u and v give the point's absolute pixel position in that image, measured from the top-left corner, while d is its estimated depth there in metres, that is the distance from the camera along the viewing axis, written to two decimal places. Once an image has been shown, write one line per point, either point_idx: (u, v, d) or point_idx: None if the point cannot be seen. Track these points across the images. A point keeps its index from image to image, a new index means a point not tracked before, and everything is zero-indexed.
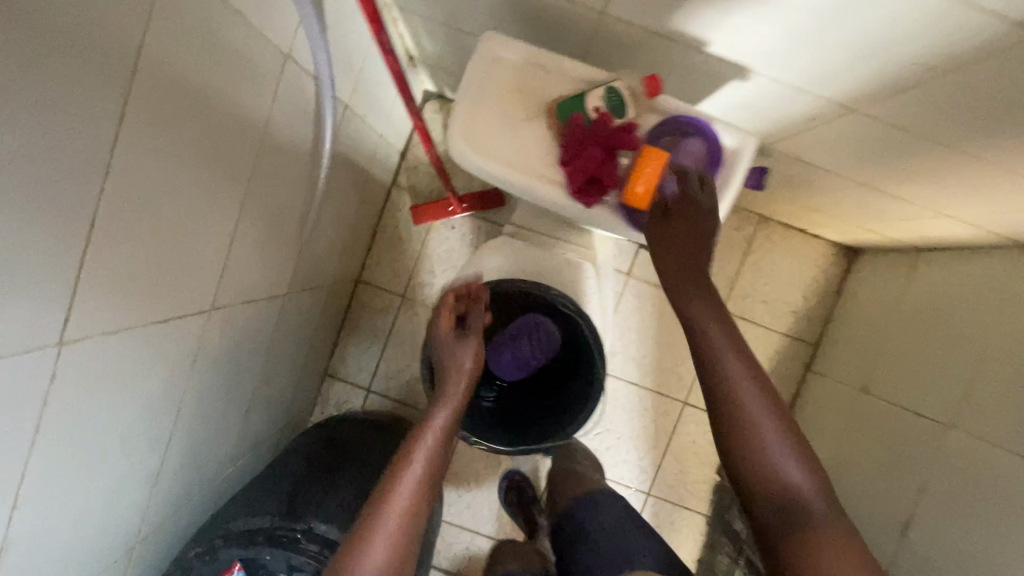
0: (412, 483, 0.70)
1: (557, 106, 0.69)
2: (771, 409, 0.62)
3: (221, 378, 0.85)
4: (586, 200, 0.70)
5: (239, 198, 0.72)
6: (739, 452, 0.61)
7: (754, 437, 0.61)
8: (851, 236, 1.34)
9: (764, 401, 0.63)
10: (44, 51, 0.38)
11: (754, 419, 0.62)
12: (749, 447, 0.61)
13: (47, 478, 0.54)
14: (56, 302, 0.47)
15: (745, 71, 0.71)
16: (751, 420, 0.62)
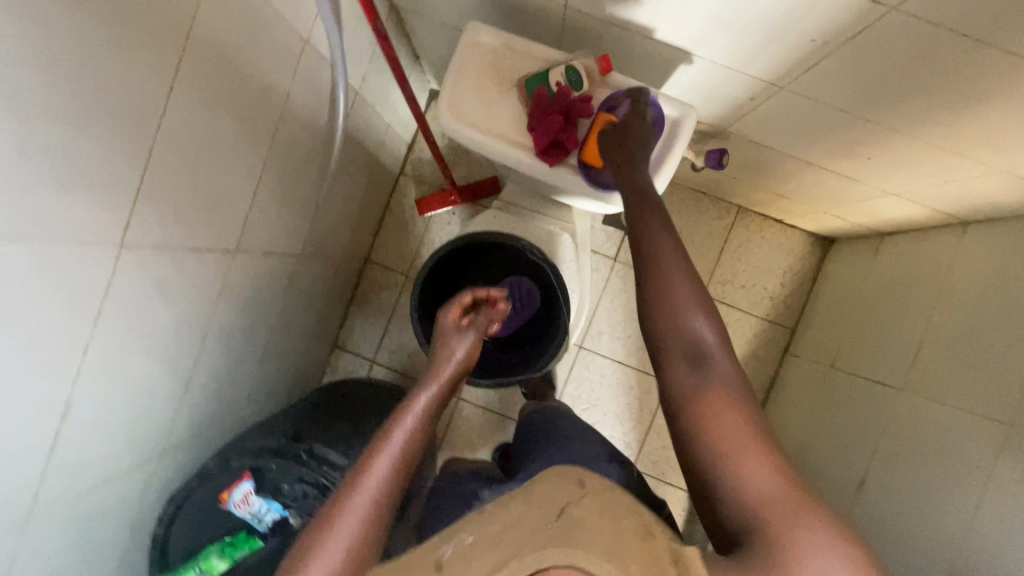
0: (396, 457, 0.65)
1: (525, 81, 0.82)
2: (684, 271, 0.66)
3: (241, 317, 0.99)
4: (550, 160, 0.83)
5: (262, 158, 0.86)
6: (654, 311, 0.66)
7: (670, 297, 0.66)
8: (822, 224, 1.44)
9: (681, 263, 0.67)
10: (125, 12, 0.53)
11: (671, 280, 0.66)
12: (664, 307, 0.66)
13: (103, 359, 0.69)
14: (122, 210, 0.62)
15: (687, 54, 0.84)
16: (668, 279, 0.66)
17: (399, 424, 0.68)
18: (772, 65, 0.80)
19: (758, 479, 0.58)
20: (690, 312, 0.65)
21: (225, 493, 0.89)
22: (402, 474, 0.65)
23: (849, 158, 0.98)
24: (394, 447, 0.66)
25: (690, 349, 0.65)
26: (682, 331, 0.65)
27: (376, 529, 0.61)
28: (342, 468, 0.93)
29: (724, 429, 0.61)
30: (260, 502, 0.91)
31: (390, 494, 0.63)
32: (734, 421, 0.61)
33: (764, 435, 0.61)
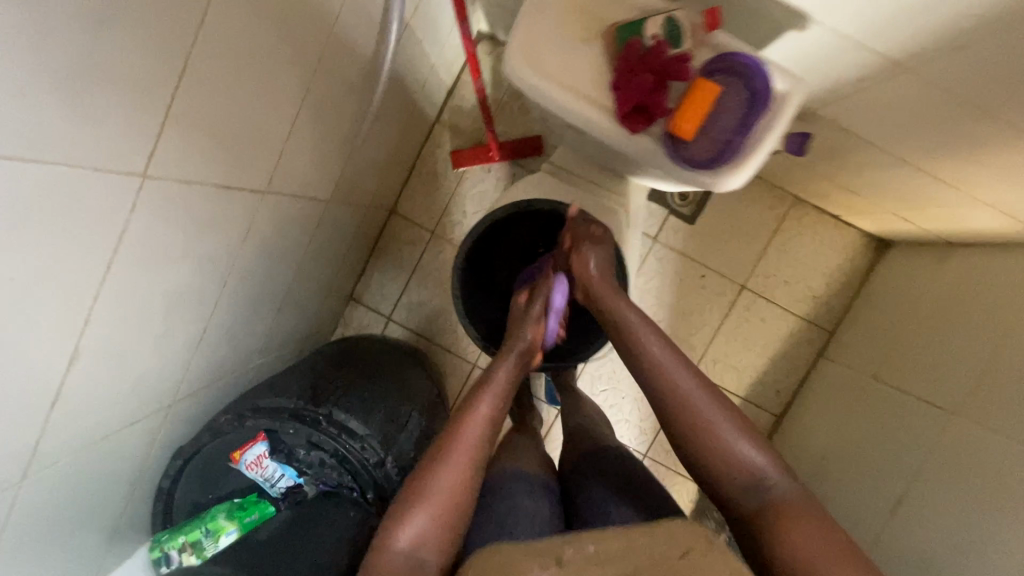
0: (468, 445, 0.73)
1: (616, 30, 0.71)
2: (712, 405, 0.75)
3: (262, 265, 0.91)
4: (632, 126, 0.72)
5: (303, 88, 0.76)
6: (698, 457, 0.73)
7: (704, 434, 0.73)
8: (884, 226, 1.34)
9: (709, 400, 0.75)
10: None
11: (702, 413, 0.74)
12: (703, 452, 0.73)
13: (117, 304, 0.61)
14: (149, 134, 0.53)
15: (804, 19, 0.72)
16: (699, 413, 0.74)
17: (470, 417, 0.76)
18: (906, 42, 0.68)
19: None
20: (731, 442, 0.73)
21: (237, 453, 0.84)
22: (474, 459, 0.72)
23: (951, 159, 0.88)
24: (468, 438, 0.73)
25: (743, 477, 0.71)
26: (731, 464, 0.72)
27: (456, 506, 0.69)
28: (363, 438, 0.86)
29: (805, 546, 0.63)
30: (273, 467, 0.85)
31: (466, 477, 0.71)
32: (809, 536, 0.64)
33: (841, 537, 0.64)
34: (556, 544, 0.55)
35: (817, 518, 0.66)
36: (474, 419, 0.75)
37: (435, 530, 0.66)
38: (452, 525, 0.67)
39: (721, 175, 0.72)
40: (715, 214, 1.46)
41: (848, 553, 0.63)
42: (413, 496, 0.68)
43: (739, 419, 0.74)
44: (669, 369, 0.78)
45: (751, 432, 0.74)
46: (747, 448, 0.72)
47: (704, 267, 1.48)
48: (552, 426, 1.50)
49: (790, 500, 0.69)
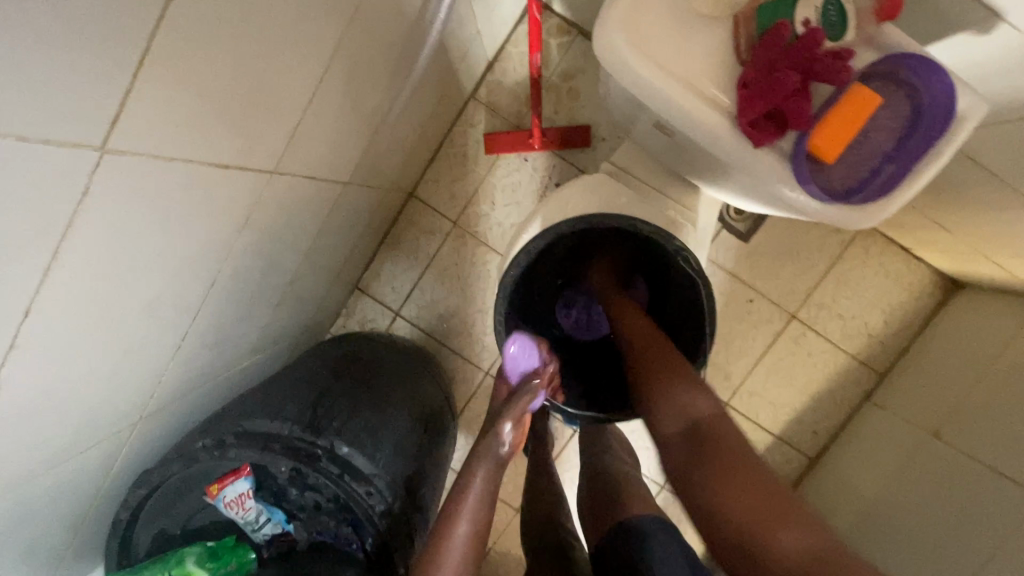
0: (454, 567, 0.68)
1: (757, 11, 0.55)
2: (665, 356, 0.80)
3: (262, 256, 0.75)
4: (758, 136, 0.55)
5: (333, 44, 0.59)
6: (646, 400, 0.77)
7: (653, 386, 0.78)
8: (964, 266, 1.19)
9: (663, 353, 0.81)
10: None
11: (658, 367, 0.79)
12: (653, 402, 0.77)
13: (60, 321, 0.45)
14: (111, 91, 0.36)
15: (992, 20, 0.56)
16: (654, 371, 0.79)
17: (452, 539, 0.70)
18: None
19: (796, 540, 0.60)
20: (678, 392, 0.76)
21: (214, 489, 0.69)
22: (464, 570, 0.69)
23: None
24: (455, 543, 0.70)
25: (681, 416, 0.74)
26: (675, 410, 0.74)
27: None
28: (370, 481, 0.71)
29: (741, 491, 0.65)
30: (257, 507, 0.72)
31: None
32: (743, 480, 0.66)
33: (765, 477, 0.67)
34: None
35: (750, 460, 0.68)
36: (462, 519, 0.72)
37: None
38: None
39: (875, 209, 0.56)
40: (773, 233, 1.31)
41: (776, 497, 0.64)
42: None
43: (686, 373, 0.77)
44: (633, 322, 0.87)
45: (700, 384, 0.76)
46: (692, 398, 0.74)
47: (752, 291, 1.33)
48: (566, 448, 1.36)
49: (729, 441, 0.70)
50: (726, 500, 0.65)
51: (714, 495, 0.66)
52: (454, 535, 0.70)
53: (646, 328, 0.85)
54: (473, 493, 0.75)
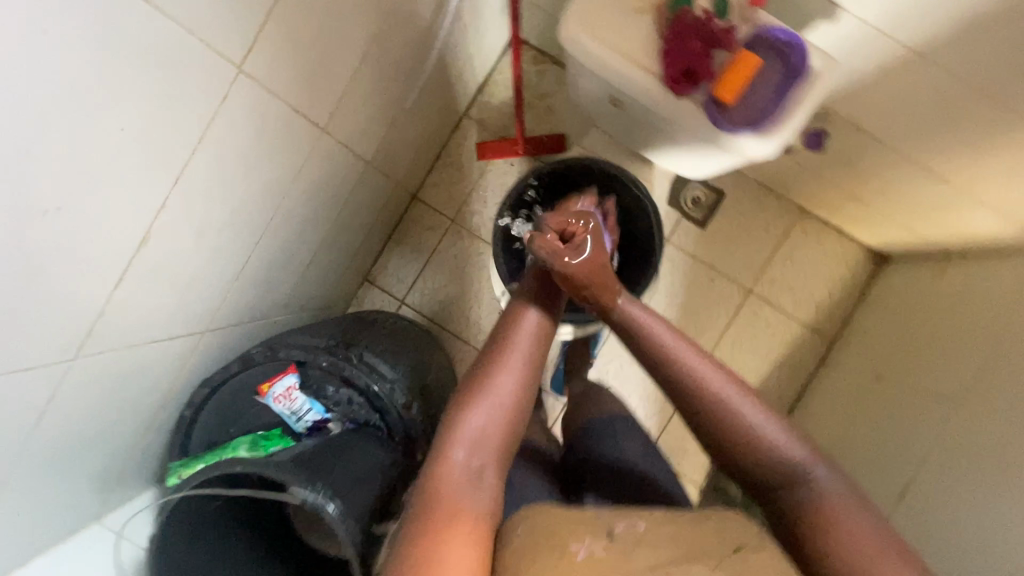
0: (509, 394, 0.72)
1: (668, 3, 0.78)
2: (740, 403, 0.72)
3: (305, 208, 0.93)
4: (677, 90, 0.78)
5: (371, 34, 0.81)
6: (732, 456, 0.73)
7: (751, 450, 0.71)
8: (886, 238, 1.41)
9: (740, 400, 0.73)
10: None
11: (746, 417, 0.72)
12: (747, 461, 0.72)
13: (190, 196, 0.63)
14: (249, 27, 0.57)
15: (833, 9, 0.81)
16: (753, 430, 0.72)
17: (505, 360, 0.75)
18: (925, 26, 0.77)
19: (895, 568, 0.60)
20: (763, 446, 0.71)
21: (266, 386, 0.83)
22: (521, 395, 0.73)
23: (958, 153, 0.95)
24: (513, 363, 0.75)
25: (779, 471, 0.70)
26: (766, 465, 0.71)
27: (493, 445, 0.69)
28: (392, 381, 0.87)
29: (845, 534, 0.64)
30: (302, 400, 0.86)
31: (512, 404, 0.72)
32: (854, 533, 0.63)
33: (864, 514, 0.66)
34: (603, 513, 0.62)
35: (855, 512, 0.66)
36: (516, 348, 0.76)
37: (472, 458, 0.67)
38: (506, 429, 0.70)
39: (767, 134, 0.78)
40: (727, 220, 1.53)
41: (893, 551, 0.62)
42: (448, 435, 0.68)
43: (766, 421, 0.72)
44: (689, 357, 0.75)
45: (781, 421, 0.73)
46: (785, 453, 0.71)
47: (713, 271, 1.54)
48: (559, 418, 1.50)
49: (829, 491, 0.68)
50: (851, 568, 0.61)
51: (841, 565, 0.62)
52: (510, 358, 0.75)
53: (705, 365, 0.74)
54: (525, 325, 0.79)
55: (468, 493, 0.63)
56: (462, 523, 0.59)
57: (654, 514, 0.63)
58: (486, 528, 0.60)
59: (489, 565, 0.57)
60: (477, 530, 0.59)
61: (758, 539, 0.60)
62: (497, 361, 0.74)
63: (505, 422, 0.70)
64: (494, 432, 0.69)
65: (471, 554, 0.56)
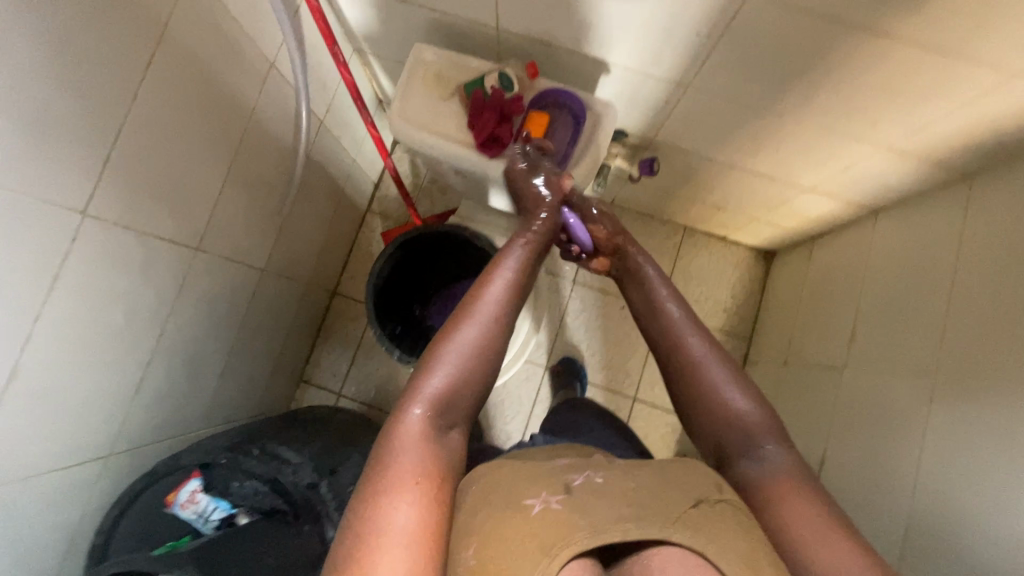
0: (472, 347, 0.70)
1: (464, 87, 0.94)
2: (727, 375, 0.75)
3: (200, 321, 1.01)
4: (489, 152, 0.93)
5: (226, 163, 0.94)
6: (700, 413, 0.75)
7: (712, 411, 0.74)
8: (761, 236, 1.54)
9: (727, 373, 0.76)
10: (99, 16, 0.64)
11: (714, 382, 0.75)
12: (715, 421, 0.74)
13: (57, 328, 0.71)
14: (85, 181, 0.68)
15: (605, 65, 0.97)
16: (723, 397, 0.74)
17: (477, 312, 0.72)
18: (673, 68, 0.92)
19: (842, 554, 0.59)
20: (735, 412, 0.73)
21: (171, 495, 0.86)
22: (489, 348, 0.71)
23: (761, 155, 1.10)
24: (485, 314, 0.72)
25: (737, 443, 0.72)
26: (733, 427, 0.72)
27: (458, 405, 0.68)
28: (295, 465, 0.94)
29: (787, 501, 0.64)
30: (207, 501, 0.88)
31: (473, 360, 0.69)
32: (805, 503, 0.63)
33: (821, 497, 0.65)
34: (560, 471, 0.64)
35: (808, 489, 0.65)
36: (489, 298, 0.73)
37: (435, 420, 0.66)
38: (466, 386, 0.69)
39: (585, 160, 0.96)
40: None
41: (844, 538, 0.60)
42: (411, 391, 0.67)
43: (750, 395, 0.74)
44: (678, 321, 0.80)
45: (760, 399, 0.74)
46: (754, 424, 0.72)
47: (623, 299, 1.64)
48: None
49: (786, 465, 0.69)
50: (784, 539, 0.61)
51: (778, 528, 0.63)
52: (480, 311, 0.72)
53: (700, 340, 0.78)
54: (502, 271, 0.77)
55: (423, 457, 0.62)
56: (417, 486, 0.59)
57: (614, 470, 0.65)
58: (440, 486, 0.61)
59: (441, 528, 0.57)
60: (428, 496, 0.59)
61: (716, 492, 0.61)
62: (467, 315, 0.72)
63: (472, 377, 0.69)
64: (455, 390, 0.68)
65: (422, 513, 0.57)
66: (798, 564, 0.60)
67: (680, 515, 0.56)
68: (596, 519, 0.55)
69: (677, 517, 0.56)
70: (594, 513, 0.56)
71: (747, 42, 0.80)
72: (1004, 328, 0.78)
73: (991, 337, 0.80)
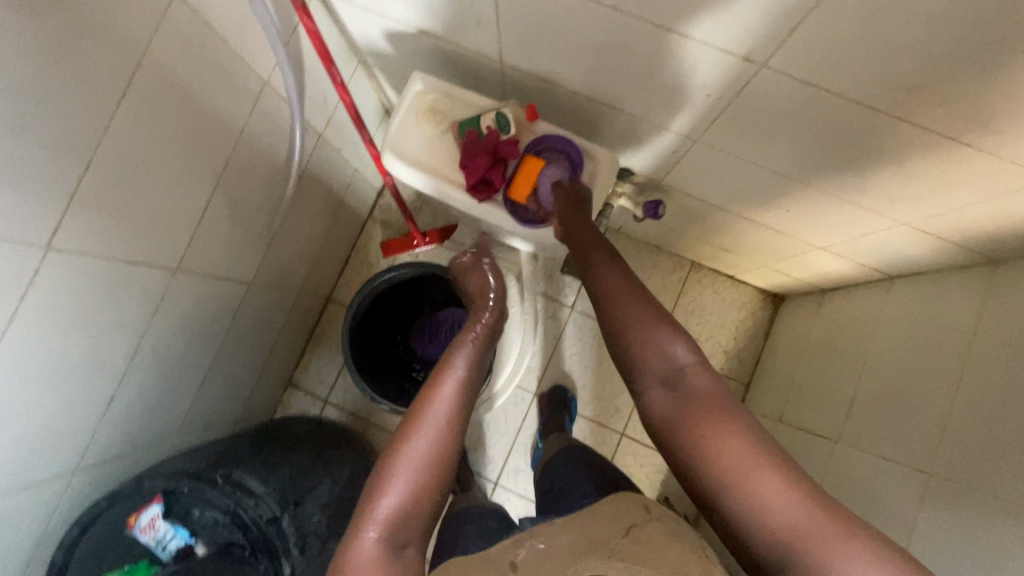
0: (424, 456, 0.66)
1: (458, 124, 0.90)
2: (646, 309, 0.72)
3: (179, 337, 1.01)
4: (478, 195, 0.90)
5: (211, 182, 0.91)
6: (626, 361, 0.71)
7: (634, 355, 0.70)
8: (770, 281, 1.47)
9: (645, 306, 0.72)
10: (68, 49, 0.61)
11: (635, 322, 0.71)
12: (639, 364, 0.70)
13: (18, 360, 0.70)
14: (48, 215, 0.66)
15: (611, 109, 0.91)
16: (642, 337, 0.70)
17: (425, 420, 0.69)
18: (681, 121, 0.86)
19: (775, 488, 0.58)
20: (655, 349, 0.69)
21: (132, 517, 0.85)
22: (444, 449, 0.68)
23: (771, 212, 1.04)
24: (434, 419, 0.69)
25: (665, 382, 0.68)
26: (656, 367, 0.69)
27: (417, 521, 0.63)
28: (258, 496, 0.93)
29: (715, 438, 0.62)
30: (165, 528, 0.88)
31: (431, 471, 0.65)
32: (729, 436, 0.61)
33: (745, 424, 0.63)
34: (509, 547, 0.59)
35: (733, 417, 0.64)
36: (437, 403, 0.71)
37: (392, 542, 0.61)
38: (424, 499, 0.64)
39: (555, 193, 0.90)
40: None
41: (770, 462, 0.59)
42: (363, 516, 0.63)
43: (670, 322, 0.71)
44: (597, 265, 0.79)
45: (679, 328, 0.71)
46: (676, 360, 0.68)
47: None
48: (505, 499, 1.55)
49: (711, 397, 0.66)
50: (714, 474, 0.61)
51: (709, 464, 0.61)
52: (428, 417, 0.69)
53: (619, 277, 0.76)
54: (449, 378, 0.75)
55: None
56: None
57: (554, 524, 0.61)
58: None
59: None
60: None
61: (644, 512, 0.60)
62: (415, 422, 0.68)
63: (429, 488, 0.65)
64: (412, 504, 0.63)
65: None
66: (730, 499, 0.59)
67: (611, 548, 0.52)
68: None
69: (608, 550, 0.52)
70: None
71: (761, 109, 0.74)
72: (1008, 439, 0.73)
73: (993, 446, 0.74)
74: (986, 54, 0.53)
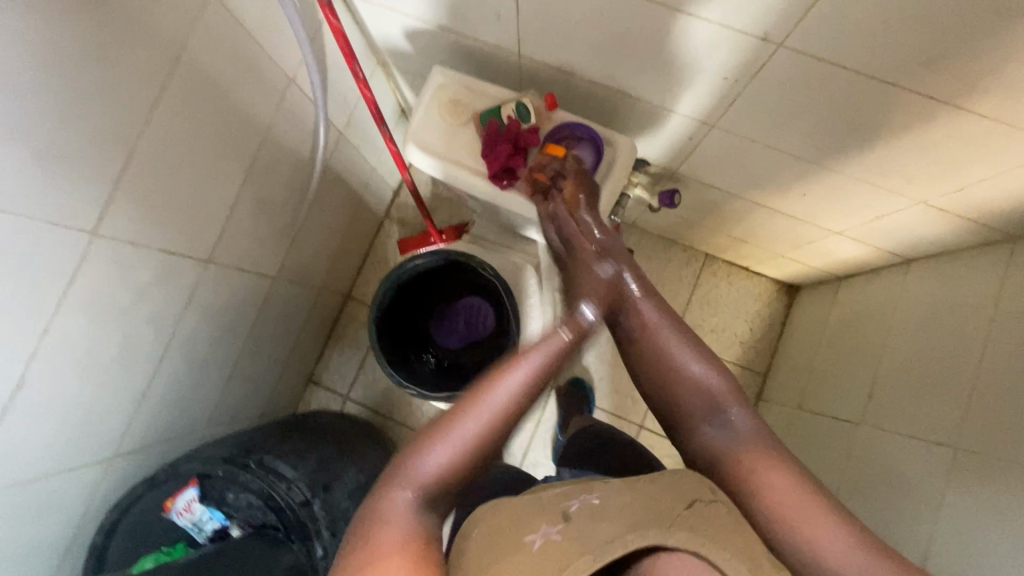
0: (477, 433, 0.62)
1: (479, 115, 0.93)
2: (681, 342, 0.73)
3: (209, 329, 1.04)
4: (499, 183, 0.93)
5: (241, 177, 0.95)
6: (663, 395, 0.72)
7: (671, 391, 0.71)
8: (785, 271, 1.48)
9: (680, 340, 0.73)
10: (115, 45, 0.64)
11: (670, 354, 0.72)
12: (677, 398, 0.71)
13: (64, 342, 0.73)
14: (93, 201, 0.69)
15: (629, 97, 0.93)
16: (677, 370, 0.71)
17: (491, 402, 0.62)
18: (697, 106, 0.88)
19: (831, 533, 0.56)
20: (691, 383, 0.70)
21: (169, 501, 0.88)
22: (499, 433, 0.63)
23: (786, 197, 1.06)
24: (498, 404, 0.62)
25: (701, 419, 0.69)
26: (695, 400, 0.70)
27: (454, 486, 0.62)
28: (290, 480, 0.94)
29: (763, 476, 0.62)
30: (202, 511, 0.90)
31: (477, 448, 0.62)
32: (776, 477, 0.61)
33: (792, 467, 0.62)
34: (557, 501, 0.59)
35: (779, 458, 0.64)
36: (507, 386, 0.63)
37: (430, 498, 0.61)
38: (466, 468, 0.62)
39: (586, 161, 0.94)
40: None
41: (823, 506, 0.59)
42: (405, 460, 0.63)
43: (706, 358, 0.71)
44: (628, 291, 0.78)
45: (713, 362, 0.72)
46: (715, 395, 0.69)
47: None
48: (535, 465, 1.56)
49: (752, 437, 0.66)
50: (767, 515, 0.59)
51: (760, 504, 0.60)
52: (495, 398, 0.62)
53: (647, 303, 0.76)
54: (528, 362, 0.65)
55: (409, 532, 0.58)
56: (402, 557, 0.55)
57: (617, 485, 0.60)
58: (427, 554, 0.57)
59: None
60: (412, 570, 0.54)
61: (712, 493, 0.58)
62: (479, 397, 0.63)
63: (473, 459, 0.62)
64: (453, 471, 0.62)
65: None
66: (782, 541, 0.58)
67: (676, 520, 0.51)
68: (586, 541, 0.49)
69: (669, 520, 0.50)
70: (596, 537, 0.50)
71: (776, 90, 0.76)
72: None
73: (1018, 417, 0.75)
74: (999, 23, 0.55)
